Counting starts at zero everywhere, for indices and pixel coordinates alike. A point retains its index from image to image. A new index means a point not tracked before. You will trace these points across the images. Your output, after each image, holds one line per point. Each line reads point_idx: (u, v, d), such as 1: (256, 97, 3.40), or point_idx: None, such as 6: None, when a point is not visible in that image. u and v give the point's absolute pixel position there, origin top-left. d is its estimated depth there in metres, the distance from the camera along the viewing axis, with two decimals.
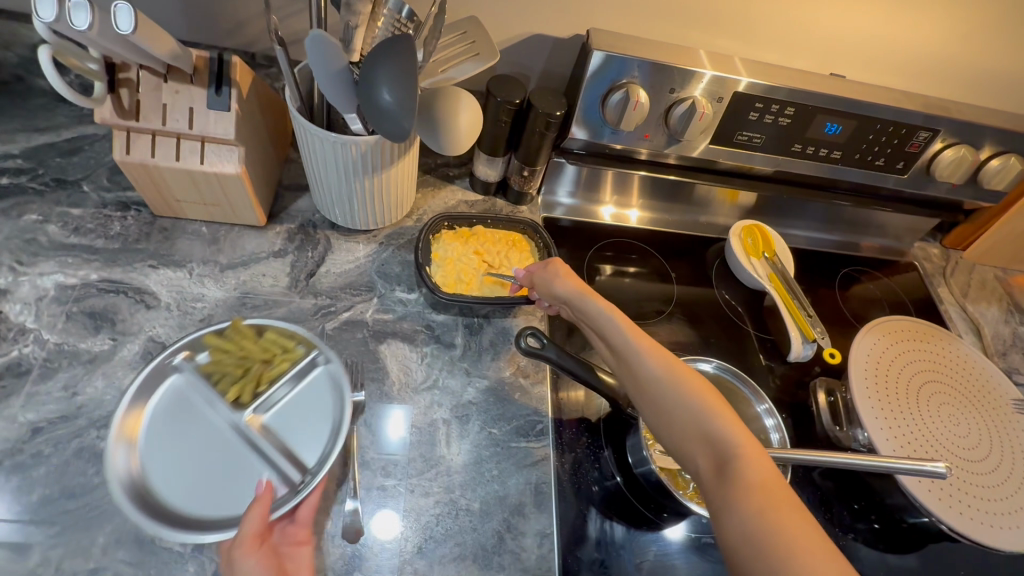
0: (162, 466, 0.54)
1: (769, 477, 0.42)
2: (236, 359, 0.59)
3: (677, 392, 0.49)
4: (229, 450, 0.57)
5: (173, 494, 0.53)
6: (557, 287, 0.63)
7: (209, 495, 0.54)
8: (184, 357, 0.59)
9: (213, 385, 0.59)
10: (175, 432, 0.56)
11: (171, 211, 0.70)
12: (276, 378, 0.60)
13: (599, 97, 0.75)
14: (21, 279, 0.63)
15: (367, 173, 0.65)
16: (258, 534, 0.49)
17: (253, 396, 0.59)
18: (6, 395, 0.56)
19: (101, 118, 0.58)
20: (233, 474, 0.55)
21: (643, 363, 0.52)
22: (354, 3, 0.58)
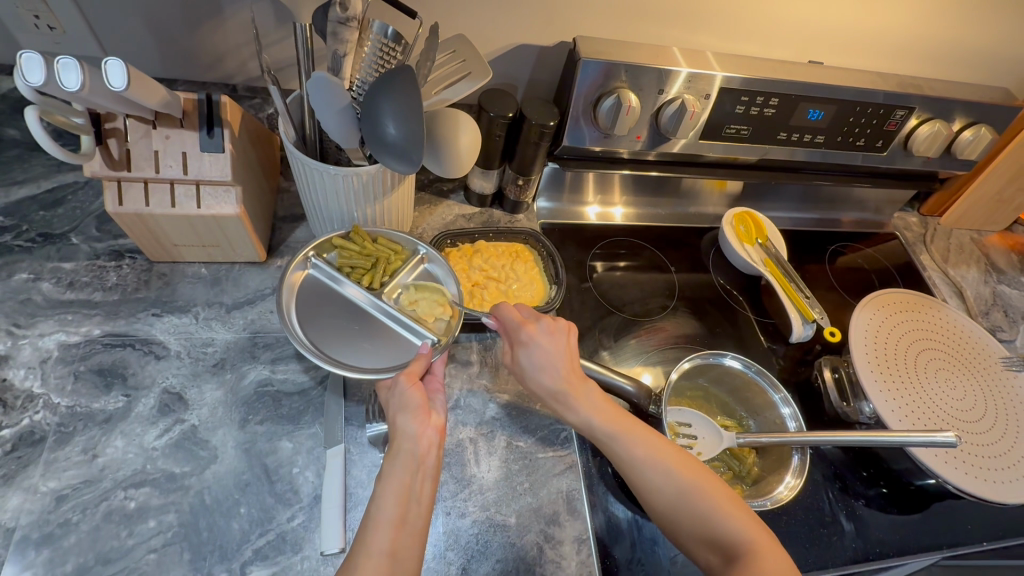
0: (319, 331, 0.62)
1: (780, 564, 0.51)
2: (359, 252, 0.67)
3: (686, 499, 0.55)
4: (369, 322, 0.65)
5: (333, 351, 0.61)
6: (538, 378, 0.60)
7: (362, 353, 0.62)
8: (318, 255, 0.67)
9: (346, 275, 0.67)
10: (324, 308, 0.65)
11: (168, 256, 0.69)
12: (395, 271, 0.69)
13: (589, 103, 0.76)
14: (21, 343, 0.61)
15: (370, 199, 0.66)
16: (417, 373, 0.56)
17: (382, 282, 0.68)
18: (24, 466, 0.55)
19: (90, 171, 0.56)
20: (378, 340, 0.64)
21: (648, 476, 0.57)
22: (340, 31, 0.55)
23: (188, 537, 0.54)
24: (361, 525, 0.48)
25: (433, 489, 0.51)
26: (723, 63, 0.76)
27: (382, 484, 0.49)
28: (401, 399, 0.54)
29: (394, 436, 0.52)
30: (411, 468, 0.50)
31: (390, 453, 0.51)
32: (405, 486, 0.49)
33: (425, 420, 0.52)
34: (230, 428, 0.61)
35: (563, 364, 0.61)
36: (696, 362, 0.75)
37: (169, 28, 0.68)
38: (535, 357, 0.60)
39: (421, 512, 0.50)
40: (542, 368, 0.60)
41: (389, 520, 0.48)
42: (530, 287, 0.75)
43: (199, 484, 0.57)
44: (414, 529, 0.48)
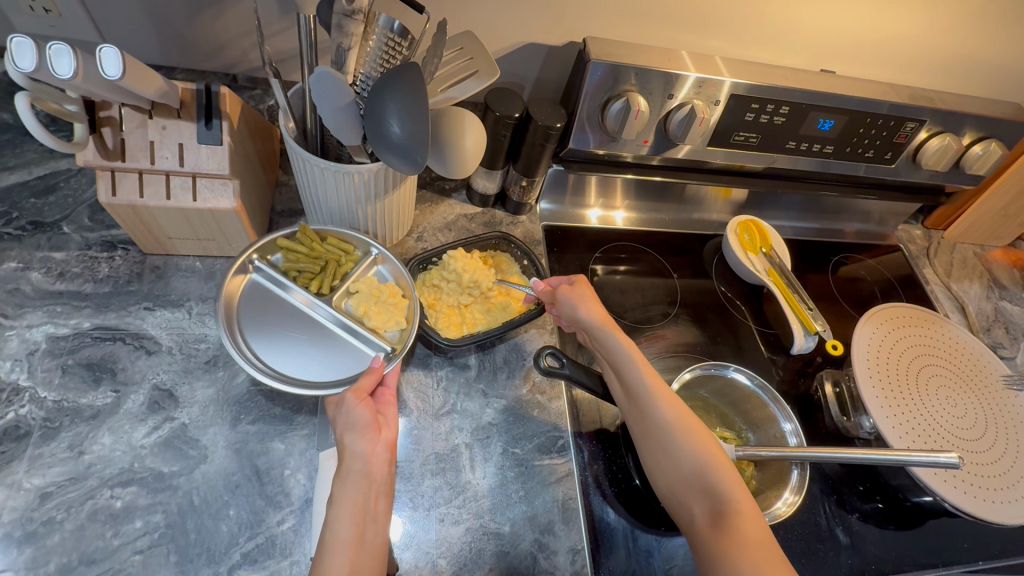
0: (262, 337, 0.62)
1: (759, 532, 0.50)
2: (307, 255, 0.66)
3: (685, 442, 0.56)
4: (317, 330, 0.64)
5: (284, 369, 0.60)
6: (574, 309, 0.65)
7: (305, 363, 0.61)
8: (262, 258, 0.66)
9: (292, 280, 0.66)
10: (268, 316, 0.63)
11: (162, 248, 0.67)
12: (345, 274, 0.67)
13: (596, 105, 0.74)
14: (8, 334, 0.60)
15: (370, 198, 0.65)
16: (366, 389, 0.56)
17: (331, 287, 0.66)
18: (7, 462, 0.54)
19: (84, 160, 0.54)
20: (323, 348, 0.63)
21: (656, 410, 0.58)
22: (345, 24, 0.54)
23: (176, 539, 0.53)
24: (320, 547, 0.46)
25: (387, 504, 0.51)
26: (735, 68, 0.75)
27: (336, 495, 0.49)
28: (349, 418, 0.53)
29: (343, 453, 0.52)
30: (363, 487, 0.50)
31: (340, 474, 0.50)
32: (359, 506, 0.49)
33: (374, 437, 0.53)
34: (221, 427, 0.59)
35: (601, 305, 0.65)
36: (696, 373, 0.75)
37: (170, 15, 0.66)
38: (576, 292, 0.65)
39: (378, 530, 0.49)
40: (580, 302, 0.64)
41: (348, 539, 0.47)
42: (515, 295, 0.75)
43: (188, 484, 0.56)
44: (374, 546, 0.48)
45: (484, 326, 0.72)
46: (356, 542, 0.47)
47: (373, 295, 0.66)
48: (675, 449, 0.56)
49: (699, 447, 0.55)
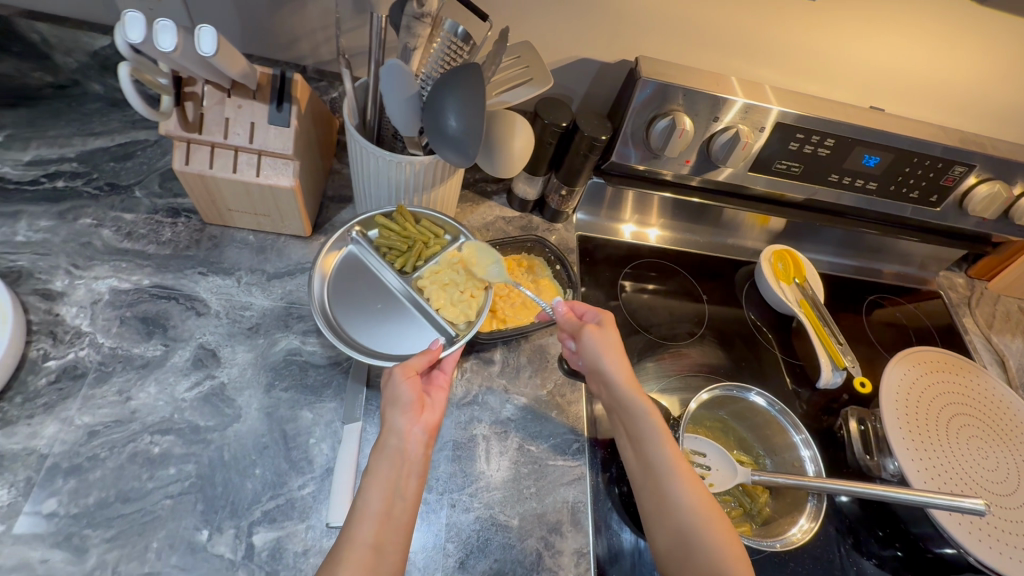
0: (342, 304, 0.65)
1: None
2: (399, 233, 0.69)
3: (705, 527, 0.54)
4: (395, 304, 0.68)
5: (354, 338, 0.63)
6: (606, 365, 0.62)
7: (374, 334, 0.64)
8: (360, 232, 0.70)
9: (382, 254, 0.70)
10: (355, 284, 0.67)
11: (220, 219, 0.72)
12: (431, 256, 0.71)
13: (642, 122, 0.76)
14: (77, 283, 0.65)
15: (417, 188, 0.68)
16: (417, 368, 0.59)
17: (415, 266, 0.70)
18: (63, 398, 0.58)
19: (166, 131, 0.59)
20: (395, 322, 0.66)
21: (676, 489, 0.56)
22: (414, 25, 0.59)
23: (204, 489, 0.56)
24: (349, 516, 0.50)
25: (418, 486, 0.54)
26: (781, 96, 0.76)
27: (373, 467, 0.53)
28: (394, 393, 0.57)
29: (382, 431, 0.56)
30: (396, 464, 0.53)
31: (377, 448, 0.54)
32: (391, 481, 0.52)
33: (414, 416, 0.56)
34: (256, 390, 0.63)
35: (626, 365, 0.62)
36: (715, 393, 0.74)
37: (255, 8, 0.72)
38: (608, 348, 0.62)
39: (406, 508, 0.52)
40: (614, 357, 0.62)
41: (376, 513, 0.50)
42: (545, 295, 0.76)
43: (221, 440, 0.59)
44: (399, 522, 0.51)
45: (512, 324, 0.72)
46: (385, 520, 0.50)
47: (455, 280, 0.68)
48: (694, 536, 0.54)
49: (720, 535, 0.53)
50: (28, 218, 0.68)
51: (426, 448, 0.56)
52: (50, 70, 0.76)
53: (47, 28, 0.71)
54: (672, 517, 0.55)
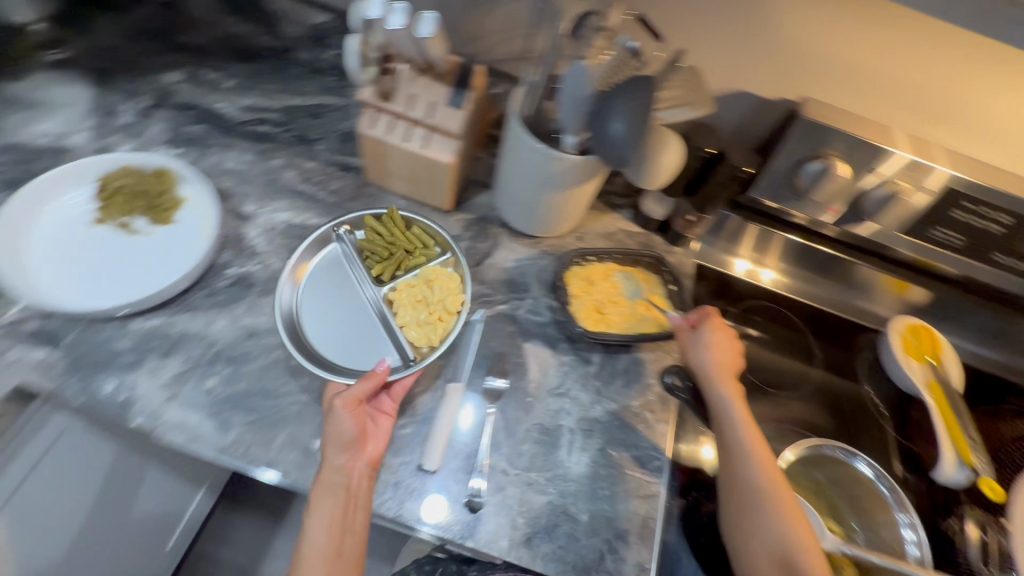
0: (308, 308, 0.69)
1: None
2: (383, 242, 0.73)
3: (775, 509, 0.57)
4: (363, 317, 0.71)
5: (331, 360, 0.66)
6: (699, 353, 0.68)
7: (332, 348, 0.67)
8: (347, 230, 0.74)
9: (362, 257, 0.73)
10: (331, 285, 0.72)
11: (380, 181, 0.81)
12: (410, 267, 0.73)
13: (790, 163, 0.75)
14: (261, 210, 0.77)
15: (557, 185, 0.72)
16: (359, 397, 0.60)
17: (392, 275, 0.72)
18: (235, 300, 0.69)
19: (362, 97, 0.69)
20: (358, 337, 0.69)
21: (751, 469, 0.59)
22: (593, 36, 0.65)
23: (324, 405, 0.64)
24: (298, 558, 0.56)
25: (366, 518, 0.58)
26: (955, 161, 0.69)
27: (312, 518, 0.56)
28: (337, 427, 0.58)
29: (322, 470, 0.58)
30: (340, 501, 0.56)
31: (320, 483, 0.57)
32: (336, 518, 0.56)
33: (356, 453, 0.59)
34: (381, 333, 0.70)
35: (723, 353, 0.68)
36: (814, 450, 0.71)
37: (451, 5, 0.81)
38: (703, 340, 0.69)
39: (355, 543, 0.58)
40: (709, 346, 0.68)
41: (323, 552, 0.56)
42: (653, 312, 0.76)
43: (345, 368, 0.67)
44: (350, 559, 0.57)
45: (617, 330, 0.74)
46: (330, 564, 0.55)
47: (427, 293, 0.69)
48: (762, 516, 0.57)
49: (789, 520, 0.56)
50: (236, 151, 0.81)
51: (361, 473, 0.59)
52: (276, 35, 0.90)
53: None
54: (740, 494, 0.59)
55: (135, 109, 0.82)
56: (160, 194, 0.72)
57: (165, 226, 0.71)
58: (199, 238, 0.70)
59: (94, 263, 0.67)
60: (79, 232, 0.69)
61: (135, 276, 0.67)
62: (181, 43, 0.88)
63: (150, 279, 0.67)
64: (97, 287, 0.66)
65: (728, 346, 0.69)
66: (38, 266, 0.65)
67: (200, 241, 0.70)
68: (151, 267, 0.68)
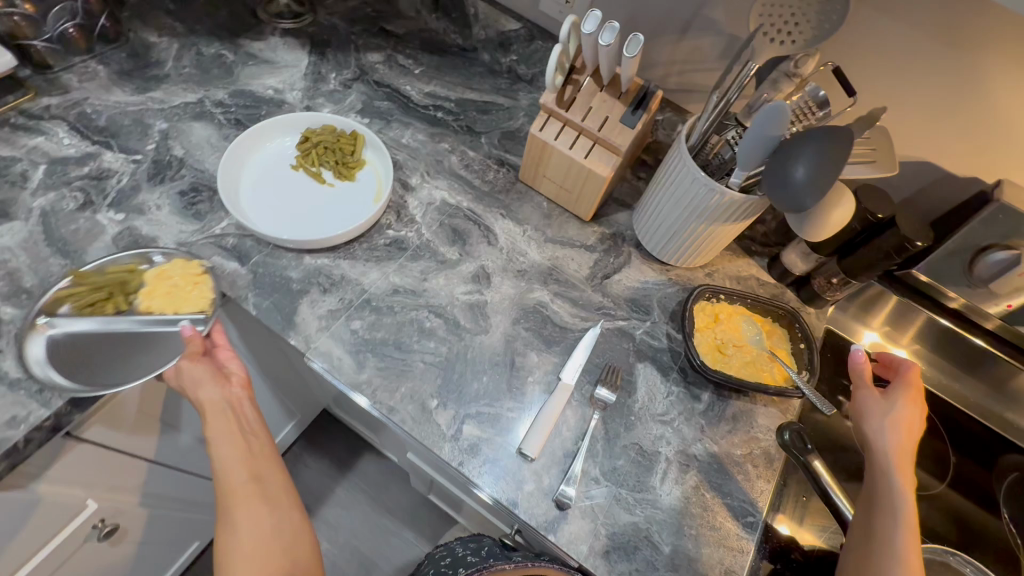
0: (79, 373, 0.62)
1: None
2: (88, 286, 0.66)
3: None
4: (130, 344, 0.66)
5: (123, 383, 0.63)
6: (880, 427, 0.61)
7: (135, 371, 0.64)
8: (47, 313, 0.64)
9: (86, 312, 0.65)
10: (77, 356, 0.63)
11: (531, 180, 0.86)
12: (137, 287, 0.68)
13: (969, 246, 0.70)
14: (424, 185, 0.85)
15: (707, 218, 0.73)
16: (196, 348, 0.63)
17: (128, 303, 0.67)
18: (389, 258, 0.76)
19: (543, 101, 0.74)
20: (138, 353, 0.65)
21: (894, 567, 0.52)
22: (781, 81, 0.64)
23: (445, 371, 0.69)
24: (228, 501, 0.58)
25: (255, 413, 0.64)
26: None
27: (216, 441, 0.60)
28: (193, 377, 0.61)
29: (200, 407, 0.61)
30: (232, 419, 0.61)
31: (211, 419, 0.60)
32: (236, 435, 0.60)
33: (223, 383, 0.63)
34: (506, 319, 0.74)
35: (906, 441, 0.60)
36: (937, 558, 0.65)
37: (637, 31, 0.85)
38: (891, 416, 0.61)
39: (265, 445, 0.63)
40: (894, 424, 0.61)
41: (240, 458, 0.59)
42: (774, 365, 0.74)
43: (469, 342, 0.71)
44: (264, 451, 0.62)
45: (734, 373, 0.73)
46: (243, 474, 0.59)
47: (174, 278, 0.68)
48: None
49: None
50: (412, 130, 0.91)
51: (227, 393, 0.62)
52: (465, 35, 0.99)
53: (484, 8, 0.94)
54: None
55: (338, 80, 0.94)
56: (349, 153, 0.82)
57: (347, 182, 0.80)
58: (373, 198, 0.79)
59: (288, 203, 0.78)
60: (281, 174, 0.80)
61: (317, 220, 0.77)
62: (387, 30, 1.00)
63: (328, 225, 0.77)
64: (287, 222, 0.76)
65: (915, 441, 0.61)
66: (247, 197, 0.77)
67: (371, 205, 0.79)
68: (331, 215, 0.77)
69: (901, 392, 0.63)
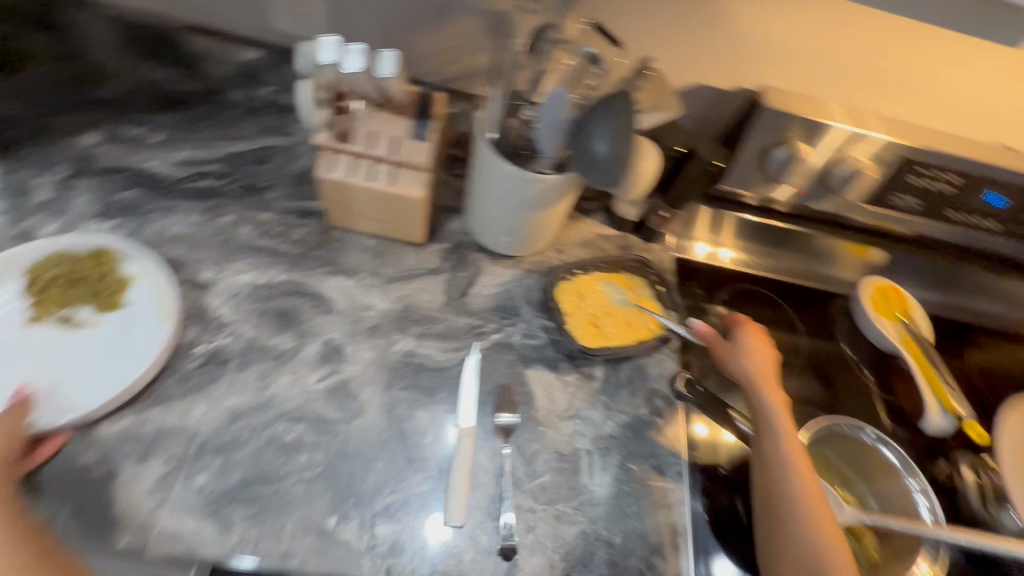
0: None
1: None
2: None
3: (806, 517, 0.57)
4: None
5: None
6: (739, 361, 0.69)
7: None
8: None
9: None
10: None
11: (344, 223, 0.76)
12: None
13: (757, 151, 0.76)
14: (221, 275, 0.71)
15: (535, 206, 0.70)
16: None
17: None
18: (211, 380, 0.63)
19: (316, 141, 0.64)
20: None
21: (786, 477, 0.60)
22: (550, 49, 0.64)
23: (331, 478, 0.60)
24: None
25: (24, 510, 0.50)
26: (892, 128, 0.73)
27: None
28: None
29: None
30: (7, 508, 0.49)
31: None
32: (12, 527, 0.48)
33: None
34: (377, 388, 0.66)
35: (763, 363, 0.69)
36: (823, 430, 0.73)
37: (392, 28, 0.77)
38: (745, 346, 0.70)
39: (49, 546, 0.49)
40: (749, 354, 0.69)
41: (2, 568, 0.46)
42: (645, 317, 0.76)
43: (346, 432, 0.63)
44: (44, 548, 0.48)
45: (615, 342, 0.73)
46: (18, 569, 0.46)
47: None
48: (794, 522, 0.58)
49: (818, 528, 0.57)
50: (179, 213, 0.74)
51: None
52: (200, 78, 0.83)
53: None
54: (776, 503, 0.59)
55: (52, 183, 0.73)
56: (103, 276, 0.65)
57: (114, 311, 0.64)
58: (153, 318, 0.64)
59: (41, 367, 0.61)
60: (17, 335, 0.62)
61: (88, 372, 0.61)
62: (94, 100, 0.80)
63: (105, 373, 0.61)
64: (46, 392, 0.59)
65: (770, 361, 0.69)
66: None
67: (159, 326, 0.63)
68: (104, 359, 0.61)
69: (748, 325, 0.72)
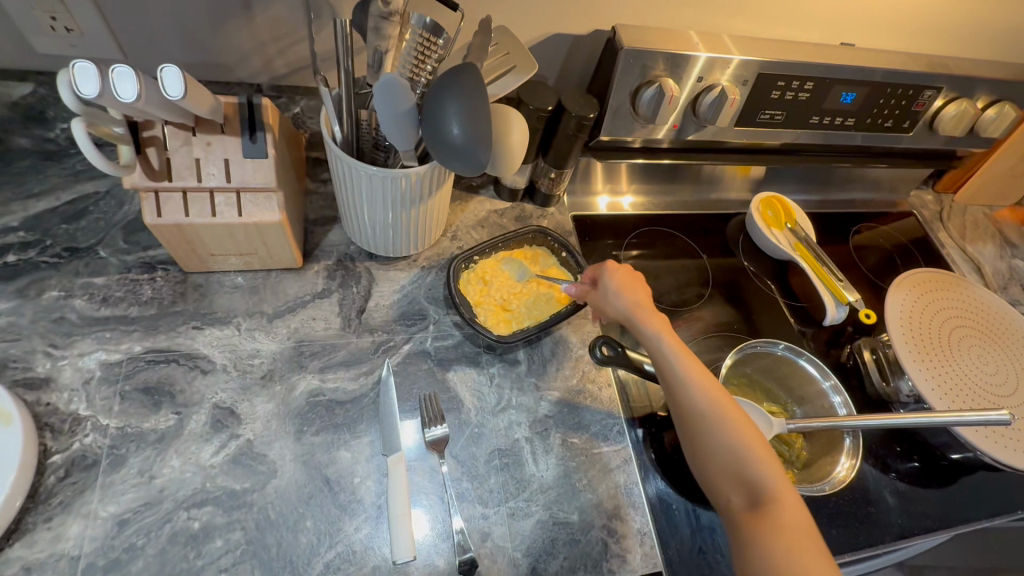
0: None
1: (801, 517, 0.50)
2: None
3: (724, 431, 0.53)
4: None
5: None
6: (609, 302, 0.63)
7: None
8: None
9: None
10: None
11: (203, 266, 0.66)
12: None
13: (627, 94, 0.75)
14: (61, 364, 0.59)
15: (412, 202, 0.64)
16: None
17: None
18: (80, 491, 0.53)
19: (129, 184, 0.54)
20: None
21: (689, 395, 0.55)
22: (381, 26, 0.54)
23: (257, 554, 0.53)
24: None
25: None
26: (742, 46, 0.74)
27: None
28: None
29: None
30: None
31: None
32: None
33: None
34: (286, 440, 0.60)
35: (634, 284, 0.64)
36: (742, 353, 0.77)
37: (194, 28, 0.65)
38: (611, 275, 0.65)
39: None
40: (614, 288, 0.64)
41: None
42: (555, 286, 0.74)
43: (262, 500, 0.56)
44: None
45: (530, 322, 0.71)
46: None
47: None
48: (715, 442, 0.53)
49: (737, 437, 0.53)
50: None
51: None
52: None
53: None
54: (689, 426, 0.55)
55: None
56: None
57: None
58: None
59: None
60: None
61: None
62: None
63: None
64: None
65: (639, 279, 0.65)
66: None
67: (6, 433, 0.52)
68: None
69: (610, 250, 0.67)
